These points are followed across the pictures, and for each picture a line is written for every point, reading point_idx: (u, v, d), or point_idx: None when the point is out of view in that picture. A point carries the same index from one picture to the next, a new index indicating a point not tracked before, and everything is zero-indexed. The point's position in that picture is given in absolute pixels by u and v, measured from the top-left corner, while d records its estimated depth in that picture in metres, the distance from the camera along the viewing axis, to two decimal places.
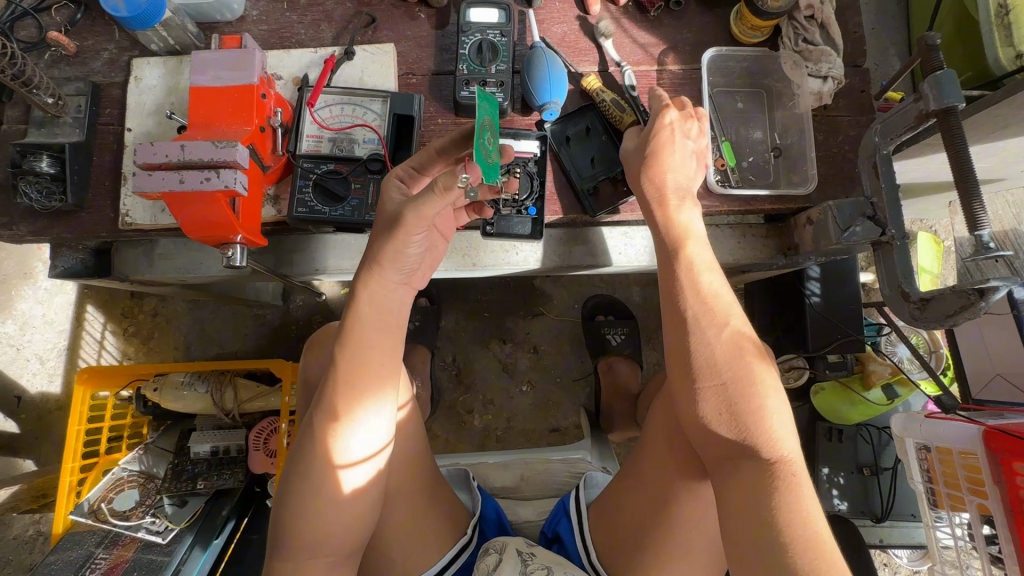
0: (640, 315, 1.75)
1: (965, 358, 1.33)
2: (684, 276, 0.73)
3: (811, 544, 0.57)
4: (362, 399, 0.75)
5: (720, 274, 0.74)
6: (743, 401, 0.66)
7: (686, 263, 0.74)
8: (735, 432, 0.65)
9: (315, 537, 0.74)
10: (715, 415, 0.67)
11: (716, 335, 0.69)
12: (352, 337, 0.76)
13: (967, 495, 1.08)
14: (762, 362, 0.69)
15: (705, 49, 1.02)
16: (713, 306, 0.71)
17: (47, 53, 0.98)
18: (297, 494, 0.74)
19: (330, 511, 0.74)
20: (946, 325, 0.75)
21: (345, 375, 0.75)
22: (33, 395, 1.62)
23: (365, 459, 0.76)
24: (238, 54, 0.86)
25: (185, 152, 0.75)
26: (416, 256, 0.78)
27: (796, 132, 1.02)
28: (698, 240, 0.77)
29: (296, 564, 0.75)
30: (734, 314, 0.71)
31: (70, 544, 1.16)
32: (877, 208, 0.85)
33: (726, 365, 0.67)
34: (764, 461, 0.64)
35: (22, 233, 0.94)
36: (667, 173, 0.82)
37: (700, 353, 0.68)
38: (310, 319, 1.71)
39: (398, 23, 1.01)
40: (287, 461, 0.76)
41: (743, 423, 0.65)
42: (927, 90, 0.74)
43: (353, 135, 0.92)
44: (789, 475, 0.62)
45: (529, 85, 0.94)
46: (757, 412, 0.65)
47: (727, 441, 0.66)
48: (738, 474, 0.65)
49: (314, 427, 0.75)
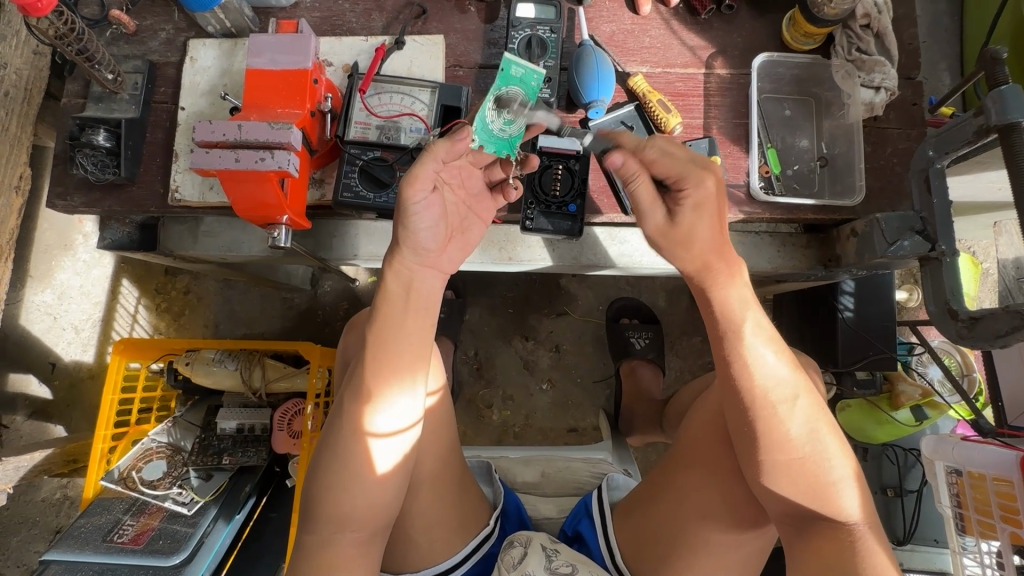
0: (665, 319, 1.74)
1: (1002, 383, 1.30)
2: (739, 362, 0.74)
3: None
4: (395, 382, 0.78)
5: (777, 360, 0.74)
6: (820, 475, 0.72)
7: (744, 355, 0.73)
8: (807, 487, 0.72)
9: (344, 514, 0.76)
10: (788, 488, 0.73)
11: (783, 417, 0.72)
12: (398, 340, 0.78)
13: (999, 523, 1.05)
14: (833, 435, 0.73)
15: (755, 54, 1.01)
16: (774, 393, 0.73)
17: (108, 31, 1.01)
18: (330, 472, 0.76)
19: (368, 495, 0.77)
20: (996, 346, 0.74)
21: (381, 358, 0.78)
22: (67, 362, 1.66)
23: (398, 444, 0.79)
24: (294, 38, 0.87)
25: (241, 132, 0.77)
26: (432, 238, 0.79)
27: (844, 142, 1.00)
28: (747, 319, 0.75)
29: (321, 537, 0.77)
30: (801, 396, 0.73)
31: (100, 509, 1.20)
32: (927, 223, 0.84)
33: (805, 445, 0.72)
34: (839, 525, 0.72)
35: (75, 204, 0.97)
36: (696, 242, 0.75)
37: (767, 431, 0.72)
38: (337, 305, 1.73)
39: (448, 15, 1.01)
40: (326, 462, 0.77)
41: (819, 485, 0.72)
42: (989, 104, 0.72)
43: (400, 124, 0.93)
44: (867, 537, 0.70)
45: (576, 82, 0.94)
46: (830, 486, 0.72)
47: (799, 499, 0.73)
48: (818, 536, 0.73)
49: (358, 427, 0.77)
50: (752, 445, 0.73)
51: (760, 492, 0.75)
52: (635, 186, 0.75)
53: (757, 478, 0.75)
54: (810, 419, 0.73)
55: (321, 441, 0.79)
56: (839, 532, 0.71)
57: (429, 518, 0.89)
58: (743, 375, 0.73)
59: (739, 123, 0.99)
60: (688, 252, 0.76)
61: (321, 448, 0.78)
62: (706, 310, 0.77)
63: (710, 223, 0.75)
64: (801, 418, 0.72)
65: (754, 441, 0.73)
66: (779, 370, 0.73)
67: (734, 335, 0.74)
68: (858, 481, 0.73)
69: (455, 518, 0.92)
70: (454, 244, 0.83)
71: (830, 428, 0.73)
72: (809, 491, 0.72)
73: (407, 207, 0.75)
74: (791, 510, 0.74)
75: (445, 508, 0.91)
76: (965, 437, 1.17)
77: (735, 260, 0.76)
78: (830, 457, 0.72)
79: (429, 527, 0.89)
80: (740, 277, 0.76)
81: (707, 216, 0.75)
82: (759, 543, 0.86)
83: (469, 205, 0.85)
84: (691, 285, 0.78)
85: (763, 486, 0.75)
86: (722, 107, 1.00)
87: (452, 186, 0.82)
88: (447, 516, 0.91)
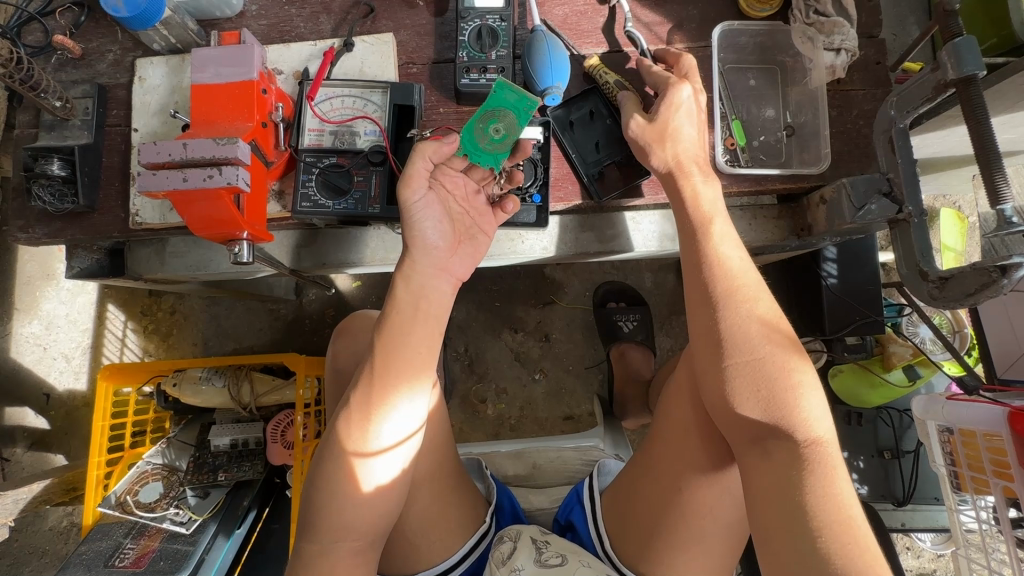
0: (651, 300, 1.73)
1: (990, 338, 1.28)
2: (709, 264, 0.76)
3: (841, 529, 0.61)
4: (398, 386, 0.77)
5: (744, 263, 0.77)
6: (776, 385, 0.69)
7: (711, 252, 0.77)
8: (769, 417, 0.68)
9: (342, 523, 0.75)
10: (753, 418, 0.69)
11: (739, 320, 0.72)
12: (400, 341, 0.79)
13: (992, 478, 1.04)
14: (797, 361, 0.70)
15: (713, 25, 0.98)
16: (743, 302, 0.73)
17: (54, 57, 1.00)
18: (322, 475, 0.75)
19: (368, 503, 0.75)
20: (967, 304, 0.72)
21: (387, 362, 0.77)
22: (61, 392, 1.67)
23: (406, 448, 0.78)
24: (236, 49, 0.86)
25: (188, 151, 0.75)
26: (438, 236, 0.82)
27: (810, 110, 0.98)
28: (720, 218, 0.80)
29: (321, 546, 0.75)
30: (765, 306, 0.74)
31: (100, 535, 1.20)
32: (893, 183, 0.82)
33: (757, 348, 0.71)
34: (790, 441, 0.67)
35: (37, 235, 0.96)
36: (678, 140, 0.83)
37: (727, 349, 0.72)
38: (324, 312, 1.72)
39: (397, 11, 0.99)
40: (317, 461, 0.76)
41: (775, 412, 0.68)
42: (945, 59, 0.71)
43: (354, 128, 0.92)
44: (823, 466, 0.65)
45: (530, 71, 0.92)
46: (785, 392, 0.68)
47: (755, 427, 0.69)
48: (770, 458, 0.67)
49: (351, 428, 0.76)
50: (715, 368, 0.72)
51: (728, 430, 0.72)
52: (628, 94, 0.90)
53: (718, 396, 0.72)
54: (767, 334, 0.71)
55: (324, 445, 0.77)
56: (791, 451, 0.66)
57: (424, 514, 0.89)
58: (715, 273, 0.76)
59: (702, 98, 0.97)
60: (665, 142, 0.83)
61: (326, 452, 0.76)
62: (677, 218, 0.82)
63: (678, 120, 0.83)
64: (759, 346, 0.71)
65: (718, 372, 0.72)
66: (745, 270, 0.76)
67: (702, 231, 0.79)
68: (820, 397, 0.69)
69: (448, 512, 0.91)
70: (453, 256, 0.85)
71: (781, 335, 0.71)
72: (763, 408, 0.68)
73: (409, 208, 0.79)
74: (743, 426, 0.70)
75: (440, 502, 0.91)
76: (954, 395, 1.16)
77: (702, 157, 0.84)
78: (789, 373, 0.69)
79: (422, 519, 0.89)
80: (713, 180, 0.83)
81: (683, 114, 0.84)
82: (735, 494, 0.84)
83: (471, 215, 0.87)
84: (669, 189, 0.85)
85: (729, 423, 0.72)
86: None
87: (456, 196, 0.86)
88: (445, 516, 0.91)
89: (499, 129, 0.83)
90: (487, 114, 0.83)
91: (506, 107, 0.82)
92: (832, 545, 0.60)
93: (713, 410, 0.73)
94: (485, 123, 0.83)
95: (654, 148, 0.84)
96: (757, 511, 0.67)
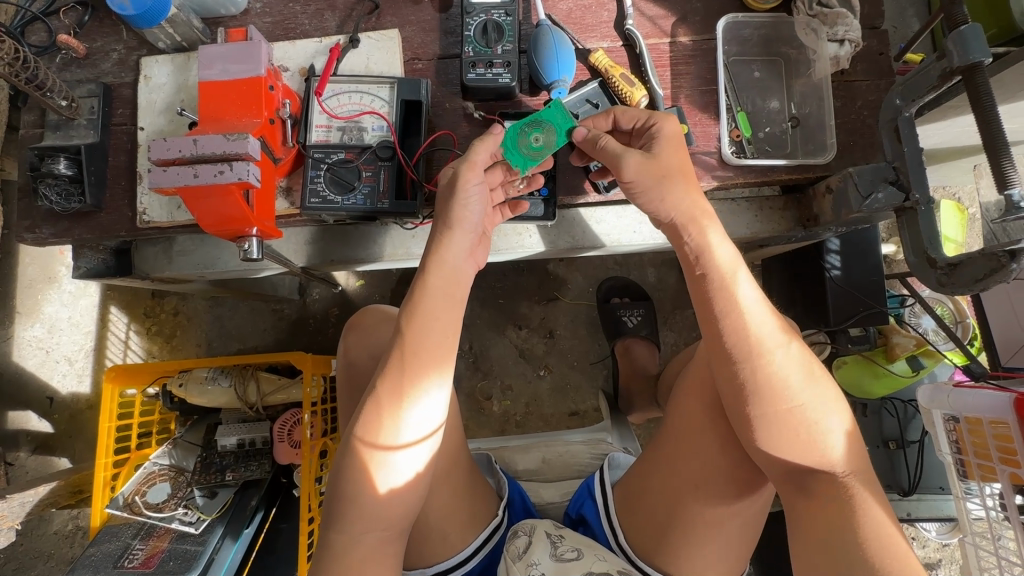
0: (655, 295, 1.74)
1: (993, 327, 1.29)
2: (730, 316, 0.73)
3: (882, 542, 0.64)
4: (425, 380, 0.77)
5: (762, 308, 0.74)
6: (807, 419, 0.71)
7: (732, 304, 0.74)
8: (806, 457, 0.71)
9: (369, 522, 0.74)
10: (791, 448, 0.71)
11: (773, 368, 0.72)
12: (425, 334, 0.77)
13: (998, 465, 1.05)
14: (825, 384, 0.73)
15: (717, 18, 0.99)
16: (765, 340, 0.73)
17: (58, 56, 1.00)
18: (352, 478, 0.74)
19: (390, 498, 0.75)
20: (976, 290, 0.72)
21: (415, 358, 0.77)
22: (65, 395, 1.66)
23: (425, 448, 0.77)
24: (243, 46, 0.86)
25: (198, 147, 0.76)
26: (479, 215, 0.83)
27: (814, 101, 0.98)
28: (740, 280, 0.75)
29: (348, 536, 0.74)
30: (789, 343, 0.73)
31: (109, 537, 1.21)
32: (900, 172, 0.82)
33: (799, 392, 0.71)
34: (828, 476, 0.70)
35: (44, 235, 0.96)
36: (682, 191, 0.79)
37: (759, 386, 0.72)
38: (328, 311, 1.72)
39: (402, 7, 1.00)
40: (344, 460, 0.75)
41: (808, 450, 0.71)
42: (951, 47, 0.71)
43: (362, 123, 0.92)
44: (857, 488, 0.69)
45: (536, 65, 0.92)
46: (816, 427, 0.71)
47: (794, 458, 0.71)
48: (811, 494, 0.71)
49: (378, 421, 0.75)
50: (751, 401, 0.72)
51: (759, 453, 0.74)
52: (607, 140, 0.82)
53: (754, 438, 0.73)
54: (800, 367, 0.72)
55: (343, 444, 0.77)
56: (832, 485, 0.70)
57: (441, 511, 0.89)
58: (736, 327, 0.73)
59: (707, 90, 0.98)
60: (669, 185, 0.79)
61: (346, 451, 0.76)
62: (690, 272, 0.78)
63: (681, 160, 0.81)
64: (792, 372, 0.72)
65: (750, 400, 0.72)
66: (765, 320, 0.74)
67: (721, 288, 0.75)
68: (842, 419, 0.72)
69: (465, 508, 0.92)
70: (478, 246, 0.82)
71: (815, 375, 0.73)
72: (801, 447, 0.71)
73: (462, 188, 0.80)
74: (784, 464, 0.72)
75: (455, 499, 0.91)
76: (960, 383, 1.17)
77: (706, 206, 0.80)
78: (822, 410, 0.72)
79: (438, 517, 0.89)
80: (723, 234, 0.79)
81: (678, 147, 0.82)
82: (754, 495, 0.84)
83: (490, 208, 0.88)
84: (681, 248, 0.79)
85: (762, 446, 0.73)
86: (688, 76, 0.98)
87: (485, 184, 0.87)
88: (458, 509, 0.91)
89: (540, 138, 0.84)
90: (534, 122, 0.84)
91: (552, 120, 0.84)
92: (877, 561, 0.63)
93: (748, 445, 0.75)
94: (530, 129, 0.84)
95: (667, 193, 0.79)
96: (804, 535, 0.70)
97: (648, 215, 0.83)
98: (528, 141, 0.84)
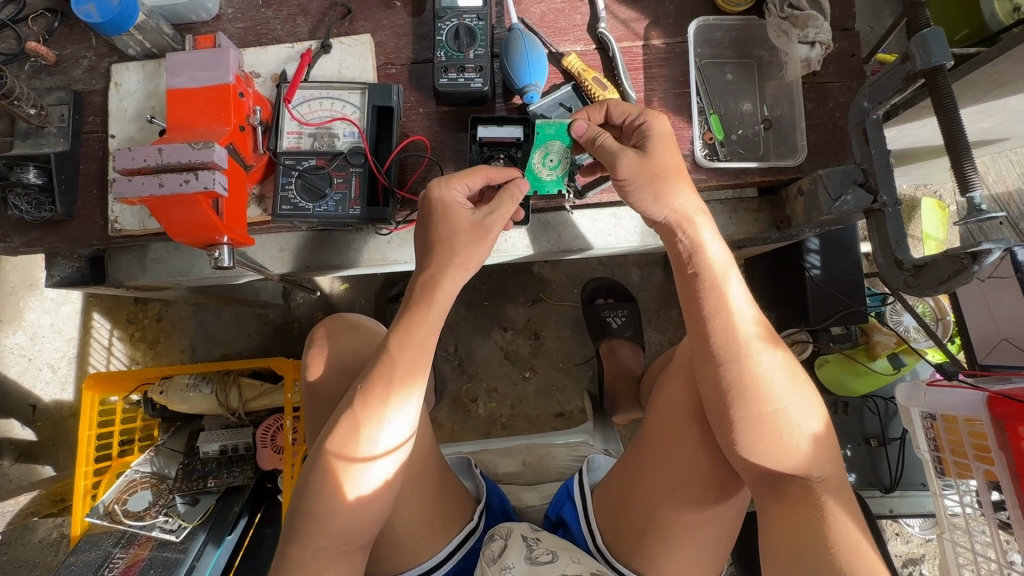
0: (639, 295, 1.74)
1: (970, 324, 1.30)
2: (718, 313, 0.74)
3: (851, 550, 0.65)
4: (403, 396, 0.77)
5: (750, 308, 0.75)
6: (783, 423, 0.71)
7: (721, 302, 0.74)
8: (781, 458, 0.71)
9: (339, 532, 0.74)
10: (766, 453, 0.71)
11: (758, 370, 0.72)
12: (402, 351, 0.78)
13: (974, 462, 1.06)
14: (805, 392, 0.73)
15: (689, 21, 0.99)
16: (750, 340, 0.73)
17: (28, 64, 0.99)
18: (324, 489, 0.74)
19: (363, 508, 0.75)
20: (941, 291, 0.73)
21: (393, 373, 0.77)
22: (47, 403, 1.65)
23: (397, 456, 0.77)
24: (211, 53, 0.85)
25: (163, 156, 0.75)
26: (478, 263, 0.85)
27: (787, 104, 0.99)
28: (729, 276, 0.76)
29: (313, 549, 0.74)
30: (775, 346, 0.73)
31: (90, 546, 1.20)
32: (868, 174, 0.83)
33: (778, 396, 0.71)
34: (801, 481, 0.71)
35: (15, 244, 0.95)
36: (675, 191, 0.79)
37: (741, 387, 0.72)
38: (312, 315, 1.72)
39: (374, 12, 0.99)
40: (316, 470, 0.75)
41: (787, 452, 0.71)
42: (914, 50, 0.71)
43: (333, 129, 0.92)
44: (829, 496, 0.69)
45: (508, 69, 0.92)
46: (793, 432, 0.71)
47: (769, 464, 0.71)
48: (784, 500, 0.71)
49: (352, 436, 0.75)
50: (730, 403, 0.72)
51: (735, 458, 0.74)
52: (603, 140, 0.82)
53: (729, 444, 0.73)
54: (783, 371, 0.72)
55: (316, 455, 0.77)
56: (805, 492, 0.70)
57: (413, 519, 0.89)
58: (724, 324, 0.73)
59: (679, 93, 0.98)
60: (661, 182, 0.79)
61: (318, 462, 0.75)
62: (681, 271, 0.78)
63: (677, 160, 0.81)
64: (774, 378, 0.72)
65: (728, 404, 0.72)
66: (751, 318, 0.74)
67: (711, 287, 0.75)
68: (820, 427, 0.72)
69: (439, 515, 0.92)
70: (452, 266, 0.81)
71: (799, 379, 0.73)
72: (775, 454, 0.71)
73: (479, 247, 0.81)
74: (757, 471, 0.72)
75: (430, 506, 0.91)
76: (936, 381, 1.18)
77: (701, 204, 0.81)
78: (797, 413, 0.71)
79: (414, 525, 0.89)
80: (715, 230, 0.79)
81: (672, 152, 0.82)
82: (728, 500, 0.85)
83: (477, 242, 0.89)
84: (670, 243, 0.80)
85: (738, 451, 0.73)
86: (662, 79, 0.98)
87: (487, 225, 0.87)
88: (432, 516, 0.91)
89: (554, 158, 0.87)
90: (538, 151, 0.87)
91: (551, 137, 0.87)
92: (845, 565, 0.63)
93: (725, 451, 0.75)
94: (540, 158, 0.87)
95: (659, 191, 0.79)
96: (775, 541, 0.70)
97: (639, 214, 0.82)
98: (543, 165, 0.88)
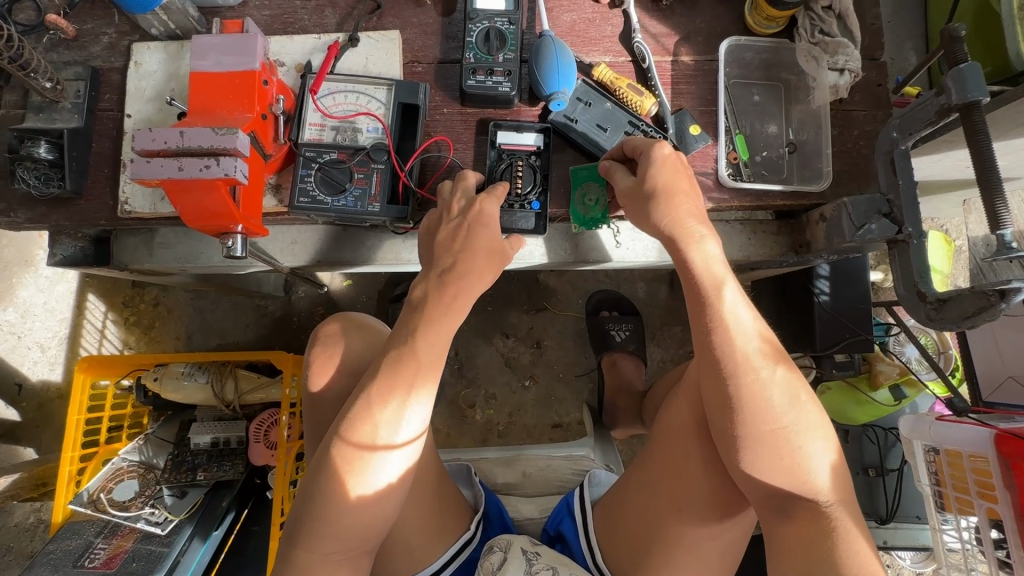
0: (644, 311, 1.73)
1: (976, 358, 1.30)
2: (719, 328, 0.73)
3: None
4: (410, 395, 0.75)
5: (752, 323, 0.74)
6: (791, 444, 0.70)
7: (721, 318, 0.73)
8: (791, 480, 0.69)
9: (340, 535, 0.72)
10: (774, 472, 0.70)
11: (759, 386, 0.71)
12: (413, 348, 0.77)
13: (976, 499, 1.05)
14: (810, 411, 0.71)
15: (720, 40, 0.99)
16: (752, 357, 0.72)
17: (45, 37, 0.97)
18: (325, 489, 0.72)
19: (368, 512, 0.73)
20: (963, 327, 0.72)
21: (402, 371, 0.75)
22: (34, 383, 1.61)
23: (410, 456, 0.75)
24: (239, 38, 0.84)
25: (185, 139, 0.73)
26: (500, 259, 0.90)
27: (812, 129, 0.99)
28: (729, 288, 0.75)
29: (310, 551, 0.71)
30: (777, 363, 0.72)
31: (71, 534, 1.17)
32: (893, 205, 0.82)
33: (783, 415, 0.70)
34: (811, 505, 0.69)
35: (19, 219, 0.93)
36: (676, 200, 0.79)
37: (743, 404, 0.71)
38: (313, 310, 1.69)
39: (404, 9, 0.98)
40: (318, 469, 0.73)
41: (798, 474, 0.69)
42: (950, 84, 0.71)
43: (357, 124, 0.91)
44: (842, 520, 0.67)
45: (537, 75, 0.91)
46: (799, 452, 0.70)
47: (778, 484, 0.70)
48: (796, 523, 0.69)
49: (354, 433, 0.73)
50: (733, 421, 0.71)
51: (742, 478, 0.73)
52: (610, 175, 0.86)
53: (735, 463, 0.72)
54: (786, 388, 0.71)
55: (320, 452, 0.75)
56: (815, 515, 0.68)
57: (411, 523, 0.87)
58: (725, 339, 0.72)
59: (706, 111, 0.97)
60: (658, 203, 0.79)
61: (324, 460, 0.73)
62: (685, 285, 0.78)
63: (678, 178, 0.80)
64: (779, 397, 0.71)
65: (732, 421, 0.71)
66: (752, 333, 0.73)
67: (711, 303, 0.74)
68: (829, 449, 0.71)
69: (438, 521, 0.90)
70: (472, 271, 0.81)
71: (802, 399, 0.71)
72: (781, 473, 0.69)
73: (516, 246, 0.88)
74: (768, 493, 0.71)
75: (428, 512, 0.89)
76: (942, 416, 1.17)
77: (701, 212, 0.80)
78: (807, 434, 0.70)
79: (411, 530, 0.87)
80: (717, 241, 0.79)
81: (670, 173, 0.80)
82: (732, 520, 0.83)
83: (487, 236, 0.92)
84: (672, 253, 0.79)
85: (745, 471, 0.72)
86: (689, 96, 0.98)
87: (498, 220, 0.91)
88: (428, 522, 0.89)
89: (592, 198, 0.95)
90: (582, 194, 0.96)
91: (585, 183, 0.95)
92: None
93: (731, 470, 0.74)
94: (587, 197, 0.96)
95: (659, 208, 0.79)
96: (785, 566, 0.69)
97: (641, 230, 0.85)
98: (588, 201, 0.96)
